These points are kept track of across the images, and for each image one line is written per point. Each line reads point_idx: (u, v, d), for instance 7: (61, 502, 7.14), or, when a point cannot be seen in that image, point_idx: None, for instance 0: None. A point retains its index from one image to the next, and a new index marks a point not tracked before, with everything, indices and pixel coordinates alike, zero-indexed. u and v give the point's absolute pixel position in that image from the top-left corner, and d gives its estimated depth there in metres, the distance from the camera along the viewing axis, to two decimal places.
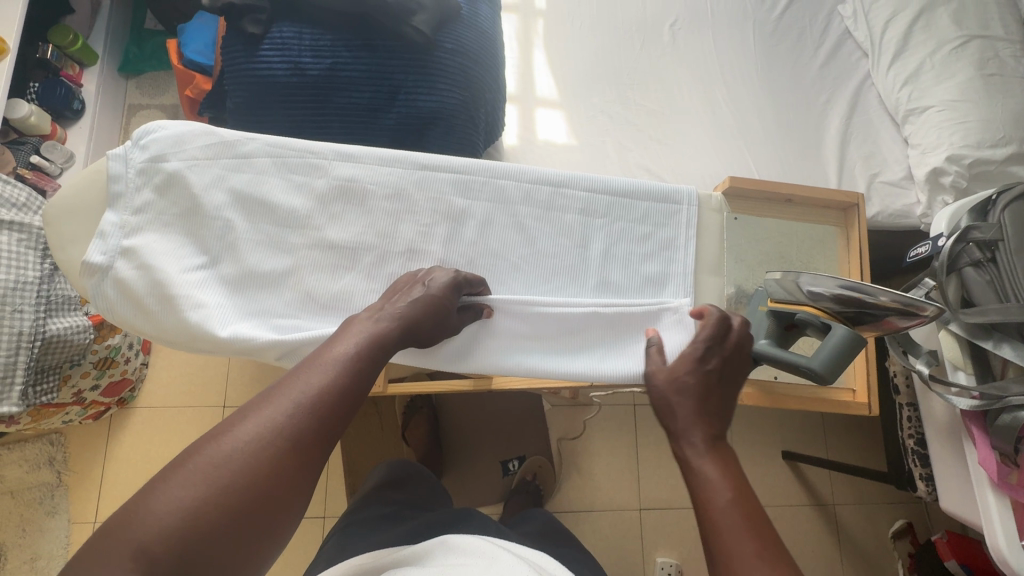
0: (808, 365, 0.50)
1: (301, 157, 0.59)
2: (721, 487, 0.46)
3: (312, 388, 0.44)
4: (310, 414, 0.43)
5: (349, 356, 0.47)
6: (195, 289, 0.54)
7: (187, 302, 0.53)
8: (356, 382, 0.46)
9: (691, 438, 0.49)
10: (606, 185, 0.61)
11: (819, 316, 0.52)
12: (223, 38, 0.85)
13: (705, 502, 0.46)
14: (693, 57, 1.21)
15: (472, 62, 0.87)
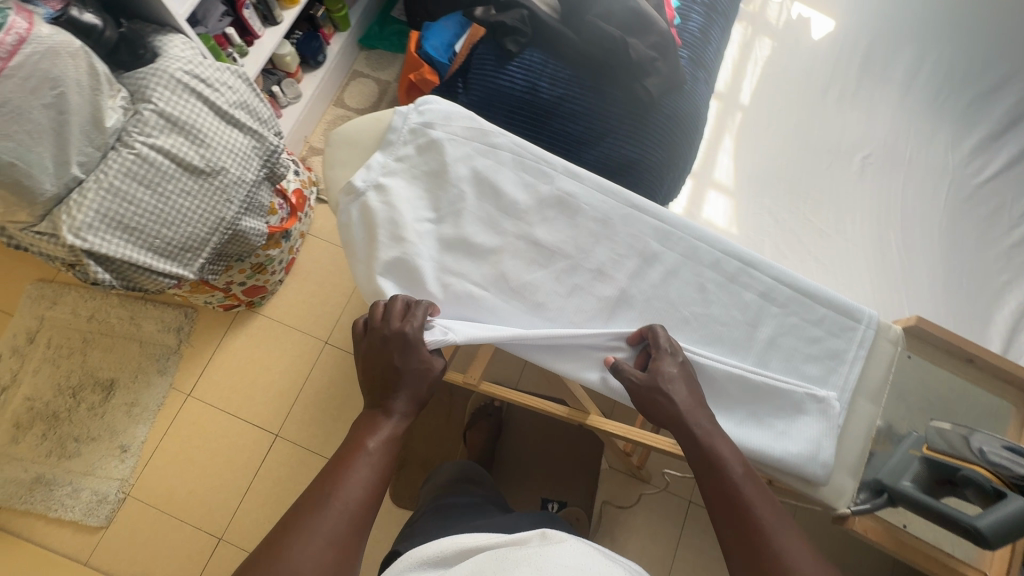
0: (974, 524, 0.54)
1: (536, 162, 0.67)
2: (736, 461, 0.53)
3: (350, 492, 0.52)
4: (353, 513, 0.51)
5: (370, 459, 0.55)
6: (420, 237, 0.64)
7: (412, 245, 0.63)
8: (378, 485, 0.54)
9: (699, 419, 0.55)
10: (793, 281, 0.64)
11: (991, 480, 0.53)
12: (481, 46, 0.98)
13: (724, 479, 0.52)
14: (879, 195, 1.21)
15: (680, 130, 0.95)
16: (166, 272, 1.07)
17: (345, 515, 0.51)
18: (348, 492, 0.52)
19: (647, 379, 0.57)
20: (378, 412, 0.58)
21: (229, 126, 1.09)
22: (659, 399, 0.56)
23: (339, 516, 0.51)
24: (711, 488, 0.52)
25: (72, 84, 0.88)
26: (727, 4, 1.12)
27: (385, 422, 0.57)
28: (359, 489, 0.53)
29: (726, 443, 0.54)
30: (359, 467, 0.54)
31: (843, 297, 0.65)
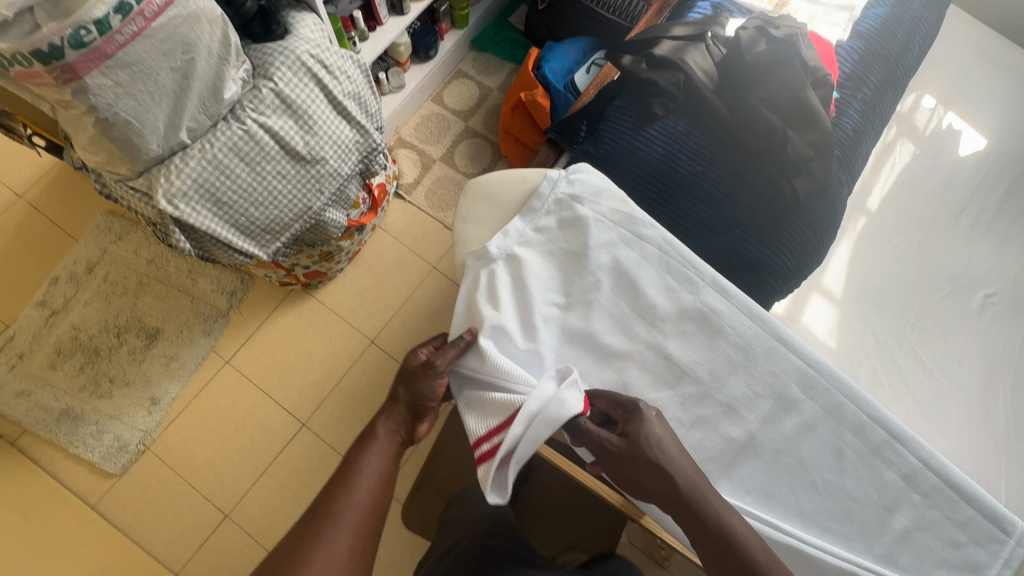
0: None
1: (682, 266, 0.61)
2: (748, 535, 0.52)
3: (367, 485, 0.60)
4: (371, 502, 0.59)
5: (366, 482, 0.60)
6: (545, 322, 0.59)
7: (535, 330, 0.59)
8: (377, 500, 0.60)
9: (698, 496, 0.52)
10: (944, 470, 0.57)
11: None
12: (622, 100, 0.93)
13: (744, 557, 0.50)
14: (995, 340, 1.11)
15: (816, 238, 0.87)
16: (243, 251, 1.04)
17: (351, 536, 0.56)
18: (347, 518, 0.57)
19: (625, 447, 0.53)
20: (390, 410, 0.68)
21: (338, 117, 1.05)
22: (652, 467, 0.52)
23: (342, 536, 0.56)
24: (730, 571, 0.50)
25: (203, 51, 0.84)
26: (887, 106, 1.03)
27: (375, 441, 0.64)
28: (357, 512, 0.58)
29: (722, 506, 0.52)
30: (358, 489, 0.60)
31: (994, 501, 0.57)
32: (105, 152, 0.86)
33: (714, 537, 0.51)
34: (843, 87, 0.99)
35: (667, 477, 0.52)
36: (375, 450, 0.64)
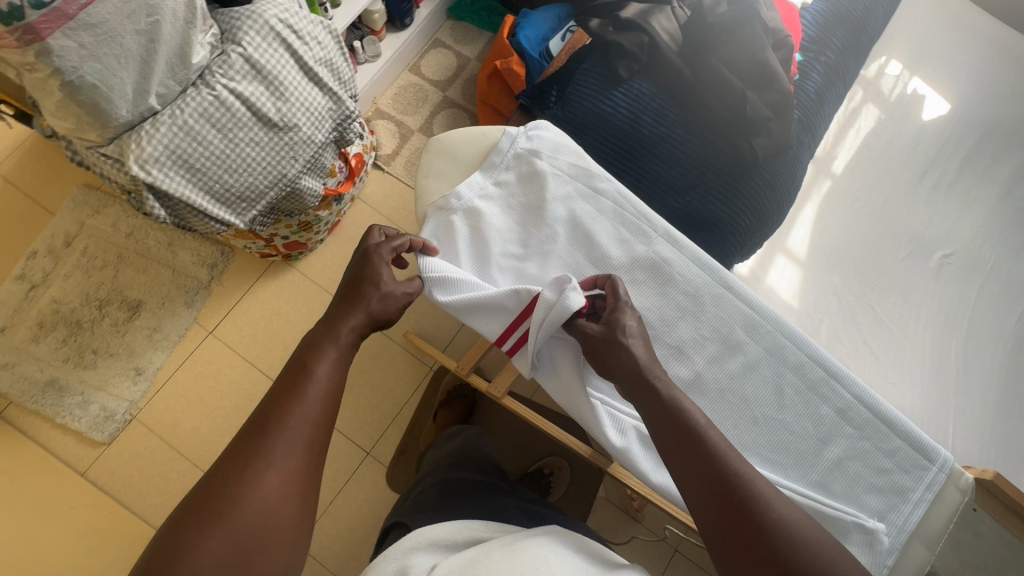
0: None
1: (636, 218, 0.64)
2: (697, 412, 0.54)
3: (318, 397, 0.61)
4: (322, 412, 0.61)
5: (318, 389, 0.61)
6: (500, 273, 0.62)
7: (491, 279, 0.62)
8: (324, 413, 0.61)
9: (658, 371, 0.56)
10: (874, 404, 0.61)
11: None
12: (590, 63, 0.94)
13: (690, 426, 0.53)
14: (949, 298, 1.16)
15: (775, 197, 0.90)
16: (218, 219, 1.04)
17: (300, 448, 0.58)
18: (294, 430, 0.58)
19: (604, 331, 0.57)
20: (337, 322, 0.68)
21: (310, 84, 1.05)
22: (612, 345, 0.57)
23: (294, 442, 0.57)
24: (675, 433, 0.53)
25: (168, 14, 0.85)
26: (850, 70, 1.05)
27: (327, 347, 0.65)
28: (305, 426, 0.59)
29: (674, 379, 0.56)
30: (309, 400, 0.60)
31: (920, 433, 0.62)
32: (74, 118, 0.87)
33: (665, 406, 0.54)
34: (806, 50, 1.01)
35: (632, 357, 0.56)
36: (326, 358, 0.64)
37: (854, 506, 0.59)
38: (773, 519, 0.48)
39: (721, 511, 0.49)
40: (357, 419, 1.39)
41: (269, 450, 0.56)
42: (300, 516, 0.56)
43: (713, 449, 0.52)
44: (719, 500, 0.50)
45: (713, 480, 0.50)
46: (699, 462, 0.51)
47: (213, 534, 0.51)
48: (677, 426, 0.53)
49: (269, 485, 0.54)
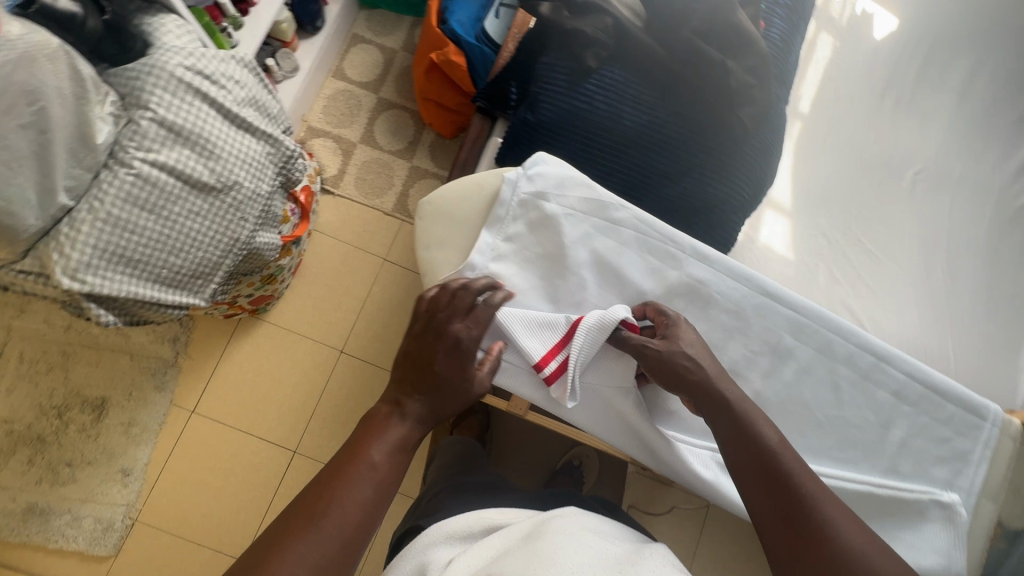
0: None
1: (662, 242, 0.59)
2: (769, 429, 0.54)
3: (371, 482, 0.52)
4: (370, 503, 0.51)
5: (372, 475, 0.52)
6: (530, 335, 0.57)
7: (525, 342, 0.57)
8: (371, 509, 0.51)
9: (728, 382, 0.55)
10: (926, 377, 0.61)
11: None
12: (551, 55, 0.86)
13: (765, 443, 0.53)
14: (926, 214, 1.19)
15: (768, 163, 0.87)
16: (176, 304, 0.93)
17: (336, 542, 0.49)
18: (335, 519, 0.49)
19: (664, 349, 0.55)
20: (392, 412, 0.55)
21: (240, 131, 0.93)
22: (679, 363, 0.54)
23: (333, 534, 0.49)
24: (748, 446, 0.53)
25: (54, 95, 0.73)
26: (807, 7, 1.00)
27: (388, 432, 0.54)
28: (348, 518, 0.50)
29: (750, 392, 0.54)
30: (360, 486, 0.51)
31: (970, 393, 0.63)
32: None
33: (742, 423, 0.53)
34: None
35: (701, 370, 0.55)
36: (382, 440, 0.54)
37: (926, 483, 0.60)
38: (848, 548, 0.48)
39: (801, 536, 0.49)
40: None
41: (307, 531, 0.48)
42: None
43: (794, 472, 0.51)
44: (798, 524, 0.49)
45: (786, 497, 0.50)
46: (773, 479, 0.51)
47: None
48: (754, 446, 0.53)
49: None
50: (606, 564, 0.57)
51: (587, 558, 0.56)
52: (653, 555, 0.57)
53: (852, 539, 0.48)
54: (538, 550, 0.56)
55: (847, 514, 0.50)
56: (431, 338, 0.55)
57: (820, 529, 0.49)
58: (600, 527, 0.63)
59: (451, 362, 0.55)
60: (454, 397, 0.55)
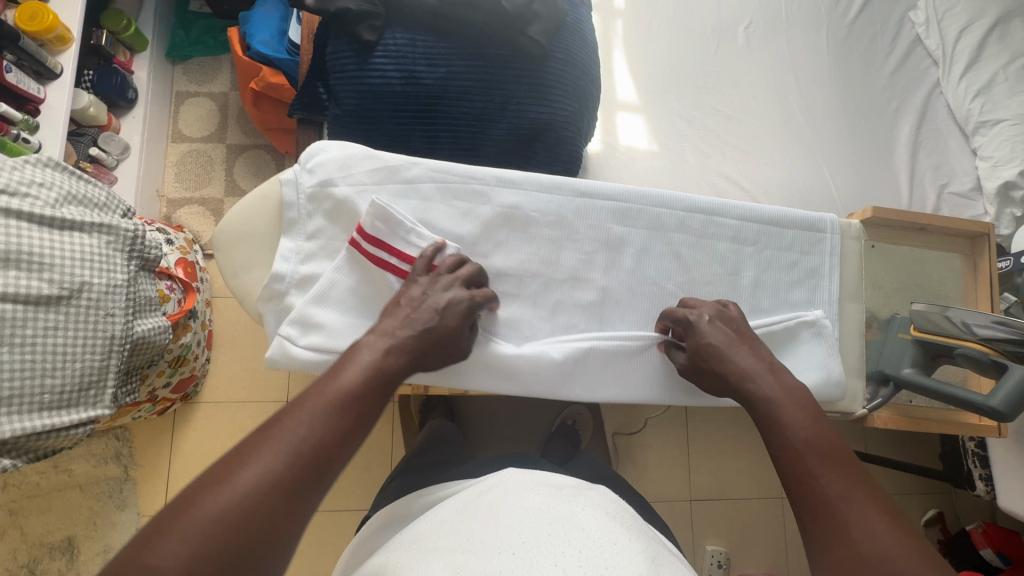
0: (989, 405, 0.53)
1: (463, 183, 0.59)
2: (799, 420, 0.51)
3: (336, 398, 0.46)
4: (331, 428, 0.45)
5: (335, 395, 0.46)
6: (319, 312, 0.53)
7: (320, 323, 0.53)
8: (325, 440, 0.44)
9: (761, 380, 0.54)
10: (756, 214, 0.63)
11: (988, 354, 0.54)
12: (331, 42, 0.83)
13: (787, 433, 0.50)
14: (768, 61, 1.21)
15: (581, 71, 0.87)
16: (74, 423, 0.89)
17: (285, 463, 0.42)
18: (291, 436, 0.43)
19: (692, 360, 0.56)
20: (374, 339, 0.50)
21: (64, 232, 0.88)
22: (712, 369, 0.55)
23: (286, 451, 0.43)
24: (774, 439, 0.51)
25: None
26: None
27: (361, 353, 0.49)
28: (303, 438, 0.44)
29: (776, 390, 0.52)
30: (319, 402, 0.46)
31: (803, 212, 0.65)
32: None
33: (761, 424, 0.52)
34: None
35: (735, 372, 0.54)
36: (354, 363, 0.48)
37: (791, 311, 0.62)
38: (878, 549, 0.42)
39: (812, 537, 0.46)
40: (359, 487, 1.34)
41: (262, 450, 0.42)
42: (269, 555, 0.40)
43: (817, 470, 0.48)
44: (813, 526, 0.46)
45: (810, 487, 0.47)
46: (803, 466, 0.49)
47: (169, 541, 0.37)
48: (782, 439, 0.50)
49: (237, 498, 0.40)
50: (541, 513, 0.59)
51: (521, 514, 0.58)
52: (584, 505, 0.61)
53: (870, 543, 0.43)
54: (468, 521, 0.59)
55: (881, 521, 0.44)
56: (427, 299, 0.52)
57: (832, 531, 0.45)
58: (539, 483, 0.66)
59: (453, 316, 0.51)
60: (441, 349, 0.52)
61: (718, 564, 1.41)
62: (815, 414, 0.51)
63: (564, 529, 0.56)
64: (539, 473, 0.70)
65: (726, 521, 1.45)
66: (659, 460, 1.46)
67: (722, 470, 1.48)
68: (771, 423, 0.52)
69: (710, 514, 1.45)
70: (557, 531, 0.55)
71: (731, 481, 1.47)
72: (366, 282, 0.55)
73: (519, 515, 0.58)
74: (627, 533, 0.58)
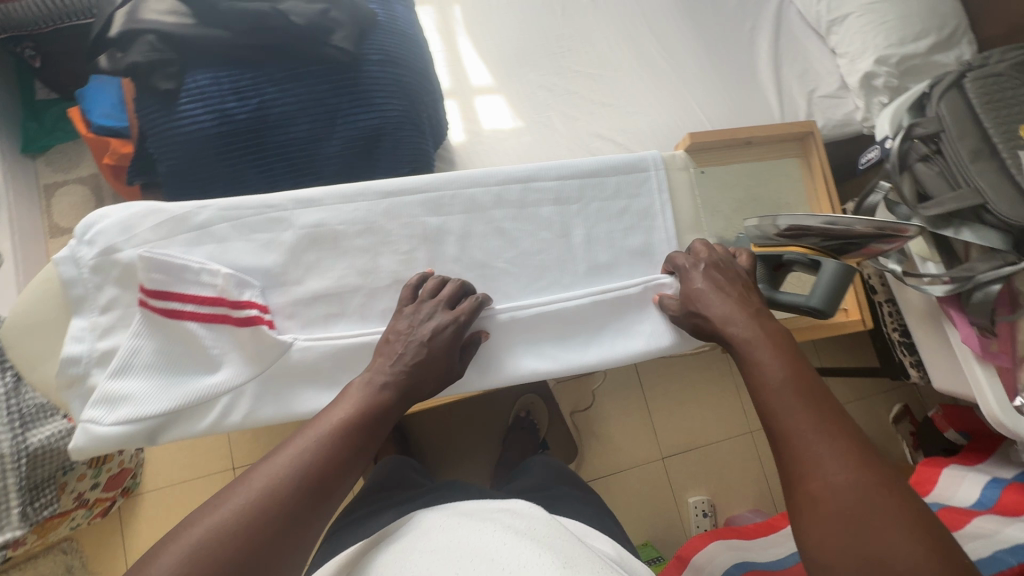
0: (807, 304, 0.52)
1: (258, 214, 0.56)
2: (769, 358, 0.50)
3: (309, 444, 0.46)
4: (303, 474, 0.45)
5: (313, 443, 0.46)
6: (123, 386, 0.50)
7: (121, 399, 0.50)
8: (301, 489, 0.44)
9: (739, 322, 0.53)
10: (574, 169, 0.61)
11: (805, 254, 0.54)
12: (136, 100, 0.79)
13: (758, 372, 0.50)
14: (617, 10, 1.20)
15: (403, 69, 0.85)
16: None
17: (249, 514, 0.42)
18: (257, 486, 0.43)
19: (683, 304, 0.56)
20: (366, 379, 0.51)
21: None
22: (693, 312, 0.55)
23: (253, 500, 0.43)
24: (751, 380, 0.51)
25: None
26: None
27: (346, 397, 0.50)
28: (271, 487, 0.43)
29: (750, 332, 0.52)
30: (292, 449, 0.46)
31: (623, 155, 0.63)
32: None
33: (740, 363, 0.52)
34: None
35: (714, 314, 0.54)
36: (338, 407, 0.49)
37: (629, 258, 0.61)
38: (839, 483, 0.43)
39: (787, 476, 0.46)
40: None
41: (228, 497, 0.43)
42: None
43: (790, 412, 0.47)
44: (785, 460, 0.47)
45: (779, 423, 0.47)
46: (773, 402, 0.48)
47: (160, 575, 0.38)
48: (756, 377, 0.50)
49: (191, 551, 0.39)
50: (451, 547, 0.52)
51: (428, 556, 0.51)
52: (495, 528, 0.54)
53: (837, 475, 0.43)
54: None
55: (845, 452, 0.44)
56: (413, 330, 0.53)
57: (803, 471, 0.45)
58: (452, 513, 0.60)
59: (442, 342, 0.52)
60: (430, 379, 0.52)
61: (703, 513, 1.39)
62: (794, 356, 0.51)
63: (472, 562, 0.48)
64: (454, 503, 0.64)
65: (704, 470, 1.45)
66: (624, 428, 1.44)
67: (687, 421, 1.47)
68: (746, 363, 0.51)
69: (683, 467, 1.44)
70: (467, 565, 0.48)
71: (698, 429, 1.47)
72: (169, 340, 0.52)
73: (428, 558, 0.51)
74: (537, 542, 0.52)
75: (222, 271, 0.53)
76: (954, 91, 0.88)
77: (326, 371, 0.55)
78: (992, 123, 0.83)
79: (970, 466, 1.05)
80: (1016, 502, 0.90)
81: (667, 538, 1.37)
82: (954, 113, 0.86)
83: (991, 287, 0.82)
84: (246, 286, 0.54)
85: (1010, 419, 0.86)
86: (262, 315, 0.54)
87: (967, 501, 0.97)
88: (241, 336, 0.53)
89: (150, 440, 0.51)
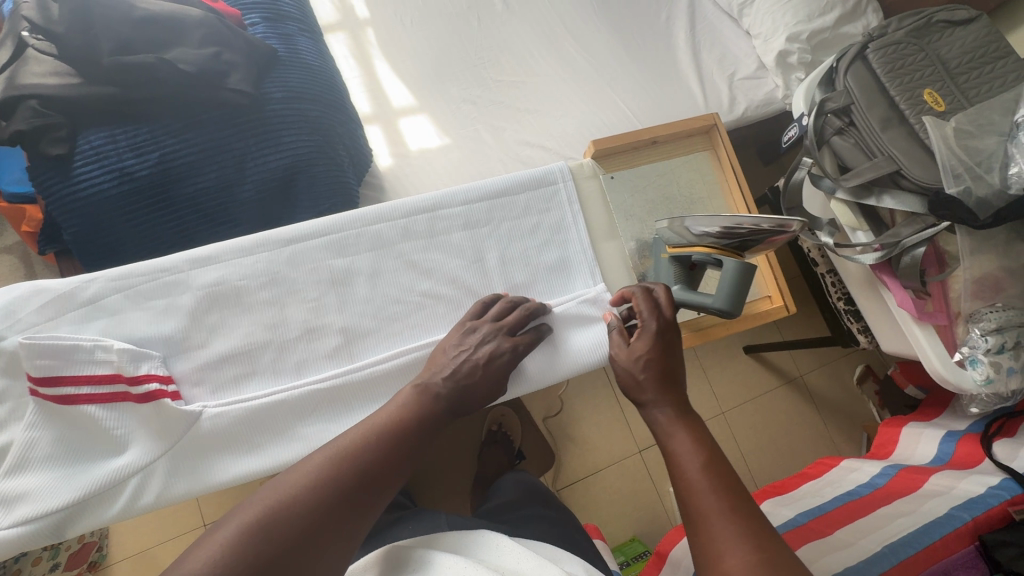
0: (714, 304, 0.55)
1: (153, 279, 0.54)
2: (679, 441, 0.50)
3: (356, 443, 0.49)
4: (349, 473, 0.47)
5: (362, 445, 0.49)
6: (19, 483, 0.47)
7: (16, 498, 0.47)
8: (347, 486, 0.46)
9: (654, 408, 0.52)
10: (480, 191, 0.60)
11: (710, 254, 0.56)
12: (28, 168, 0.75)
13: (667, 450, 0.50)
14: (532, 13, 1.18)
15: (310, 103, 0.83)
16: None
17: (302, 504, 0.44)
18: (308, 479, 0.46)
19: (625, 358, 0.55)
20: (421, 389, 0.53)
21: None
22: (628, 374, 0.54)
23: (305, 490, 0.45)
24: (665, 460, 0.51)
25: None
26: None
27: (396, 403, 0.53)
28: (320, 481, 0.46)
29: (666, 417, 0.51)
30: (341, 450, 0.48)
31: (529, 170, 0.63)
32: None
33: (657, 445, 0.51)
34: None
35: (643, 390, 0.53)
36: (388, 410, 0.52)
37: (546, 274, 0.61)
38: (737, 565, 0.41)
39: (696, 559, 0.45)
40: None
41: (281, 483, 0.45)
42: (319, 558, 0.43)
43: (697, 492, 0.46)
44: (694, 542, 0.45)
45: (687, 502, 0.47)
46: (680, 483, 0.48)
47: (228, 525, 0.42)
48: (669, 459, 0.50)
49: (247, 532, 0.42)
50: None
51: None
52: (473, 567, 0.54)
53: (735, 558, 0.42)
54: None
55: (745, 538, 0.43)
56: (472, 348, 0.55)
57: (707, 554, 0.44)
58: (421, 551, 0.59)
59: (496, 365, 0.55)
60: (477, 395, 0.55)
61: None
62: (707, 438, 0.50)
63: None
64: (418, 541, 0.62)
65: None
66: (598, 427, 1.44)
67: None
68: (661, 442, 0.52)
69: (661, 457, 1.44)
70: None
71: None
72: (65, 427, 0.49)
73: None
74: None
75: (118, 347, 0.51)
76: (859, 63, 0.88)
77: (244, 435, 0.54)
78: (897, 91, 0.85)
79: (926, 422, 1.07)
80: (969, 453, 0.92)
81: (653, 531, 1.38)
82: (860, 84, 0.87)
83: (918, 249, 0.83)
84: (145, 359, 0.52)
85: (953, 374, 0.86)
86: (165, 387, 0.52)
87: (926, 458, 0.99)
88: (147, 412, 0.51)
89: (57, 534, 0.49)
